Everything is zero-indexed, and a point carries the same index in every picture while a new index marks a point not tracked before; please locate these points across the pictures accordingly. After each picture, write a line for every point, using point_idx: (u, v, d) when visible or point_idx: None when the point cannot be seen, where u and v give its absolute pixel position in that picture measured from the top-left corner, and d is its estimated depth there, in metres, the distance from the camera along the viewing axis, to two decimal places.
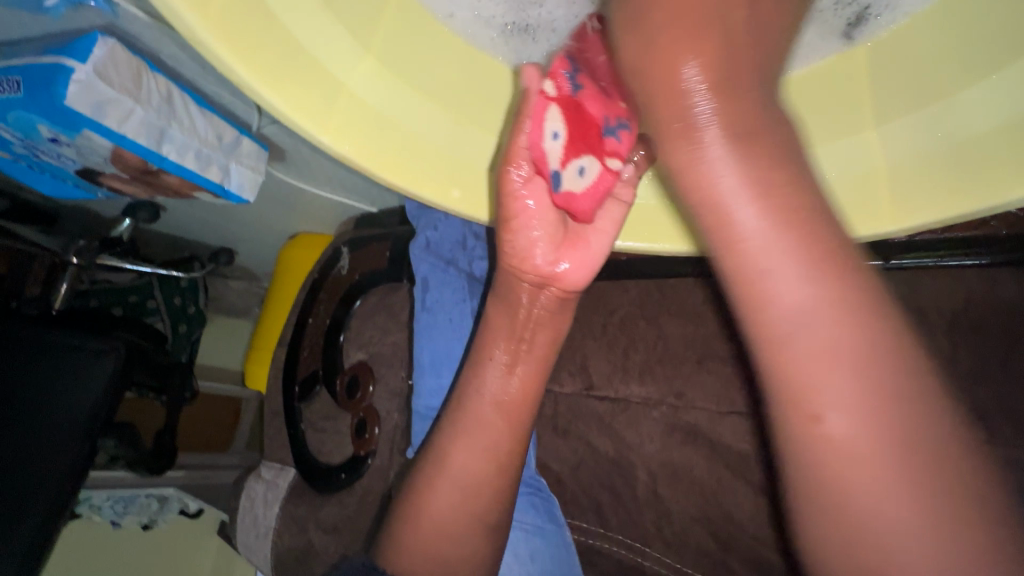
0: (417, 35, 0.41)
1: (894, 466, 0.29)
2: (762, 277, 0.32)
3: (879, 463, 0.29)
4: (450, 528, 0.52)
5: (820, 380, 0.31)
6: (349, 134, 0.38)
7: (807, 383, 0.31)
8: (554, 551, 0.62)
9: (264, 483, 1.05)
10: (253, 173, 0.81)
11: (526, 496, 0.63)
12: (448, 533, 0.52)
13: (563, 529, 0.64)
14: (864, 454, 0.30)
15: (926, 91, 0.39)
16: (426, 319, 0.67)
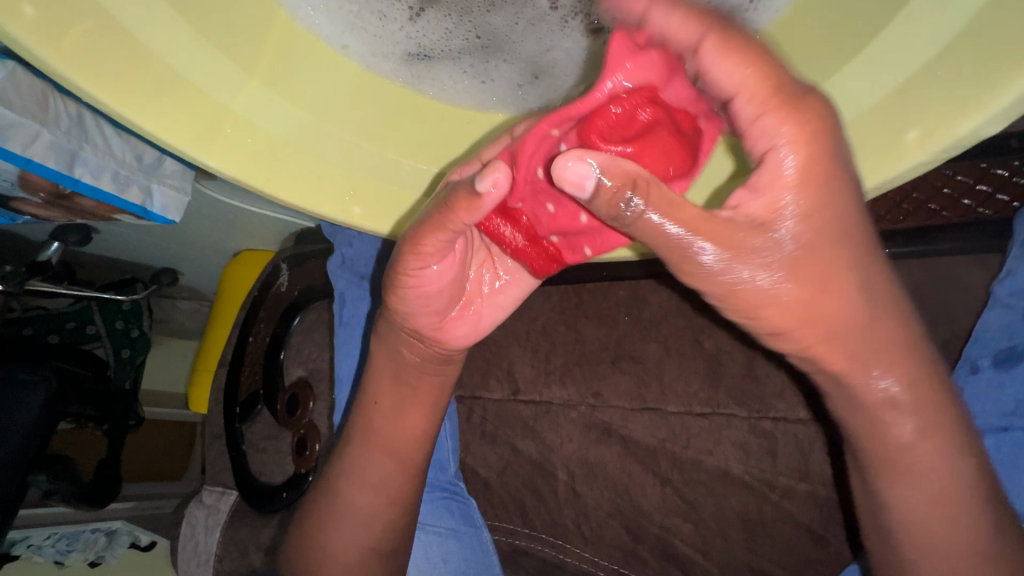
0: (294, 55, 0.41)
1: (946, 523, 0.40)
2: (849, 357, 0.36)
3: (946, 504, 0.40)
4: (362, 540, 0.53)
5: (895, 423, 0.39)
6: (237, 157, 0.39)
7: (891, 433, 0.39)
8: (469, 553, 0.62)
9: (205, 508, 1.02)
10: (177, 193, 0.80)
11: (443, 500, 0.64)
12: (362, 544, 0.53)
13: (481, 531, 0.64)
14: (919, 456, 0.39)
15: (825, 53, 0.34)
16: (345, 334, 0.68)
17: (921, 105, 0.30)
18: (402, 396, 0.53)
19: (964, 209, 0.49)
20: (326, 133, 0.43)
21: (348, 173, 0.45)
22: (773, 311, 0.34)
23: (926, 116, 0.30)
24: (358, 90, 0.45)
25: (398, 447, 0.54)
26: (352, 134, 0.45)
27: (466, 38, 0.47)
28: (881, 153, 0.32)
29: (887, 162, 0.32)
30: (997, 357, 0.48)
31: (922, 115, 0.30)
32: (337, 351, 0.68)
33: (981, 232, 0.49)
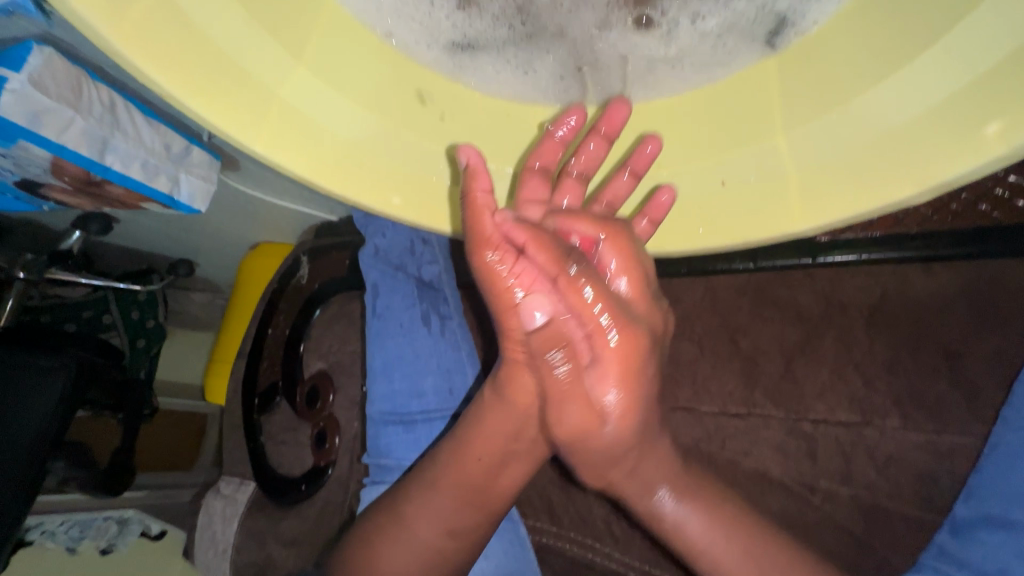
0: (339, 42, 0.41)
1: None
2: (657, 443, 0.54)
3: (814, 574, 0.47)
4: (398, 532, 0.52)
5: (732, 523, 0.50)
6: (284, 144, 0.39)
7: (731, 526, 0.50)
8: (505, 547, 0.59)
9: (223, 499, 1.01)
10: (204, 183, 0.80)
11: None
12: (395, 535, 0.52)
13: (515, 525, 0.61)
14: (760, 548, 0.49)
15: (883, 54, 0.34)
16: (378, 326, 0.67)
17: (1004, 95, 0.29)
18: None
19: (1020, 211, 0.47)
20: (370, 123, 0.43)
21: (393, 164, 0.45)
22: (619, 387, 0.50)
23: (1007, 107, 0.29)
24: (399, 76, 0.44)
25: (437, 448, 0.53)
26: (395, 124, 0.44)
27: (510, 25, 0.43)
28: (954, 147, 0.31)
29: (960, 156, 0.31)
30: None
31: (1004, 105, 0.29)
32: (370, 342, 0.67)
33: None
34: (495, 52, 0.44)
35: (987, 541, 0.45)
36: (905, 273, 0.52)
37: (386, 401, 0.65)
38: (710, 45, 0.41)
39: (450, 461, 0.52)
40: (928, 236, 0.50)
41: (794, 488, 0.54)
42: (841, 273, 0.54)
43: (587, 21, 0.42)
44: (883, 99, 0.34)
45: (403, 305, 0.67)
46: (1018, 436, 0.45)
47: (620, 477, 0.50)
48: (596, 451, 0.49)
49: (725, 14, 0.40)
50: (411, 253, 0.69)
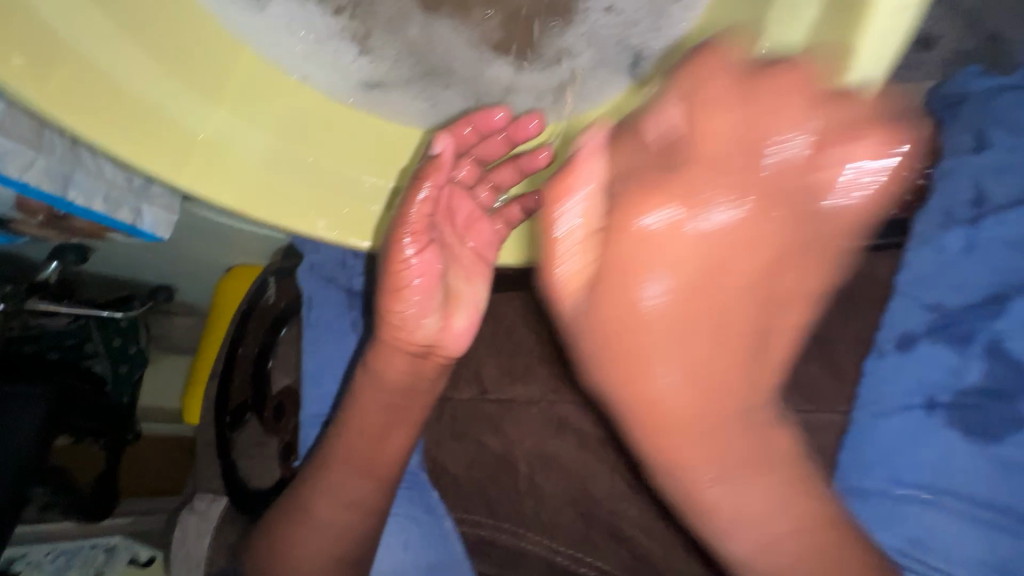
0: (255, 86, 0.46)
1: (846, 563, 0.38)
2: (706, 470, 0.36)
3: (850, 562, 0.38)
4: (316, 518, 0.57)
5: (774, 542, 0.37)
6: (205, 178, 0.44)
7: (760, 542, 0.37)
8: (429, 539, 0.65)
9: (195, 515, 1.04)
10: (166, 213, 0.86)
11: (405, 489, 0.67)
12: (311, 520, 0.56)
13: (441, 518, 0.67)
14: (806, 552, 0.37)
15: None
16: (312, 335, 0.73)
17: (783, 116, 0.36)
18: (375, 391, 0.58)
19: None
20: (284, 153, 0.48)
21: (311, 189, 0.50)
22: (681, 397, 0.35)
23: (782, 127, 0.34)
24: (315, 113, 0.49)
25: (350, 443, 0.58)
26: (313, 155, 0.50)
27: (408, 66, 0.46)
28: None
29: None
30: (897, 340, 0.56)
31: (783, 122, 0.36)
32: (308, 351, 0.73)
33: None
34: (402, 90, 0.49)
35: (869, 483, 0.54)
36: None
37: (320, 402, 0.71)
38: (586, 68, 0.46)
39: (366, 448, 0.58)
40: None
41: None
42: None
43: (466, 58, 0.46)
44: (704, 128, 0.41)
45: (338, 317, 0.72)
46: (868, 412, 0.55)
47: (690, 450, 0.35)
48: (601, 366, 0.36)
49: (593, 49, 0.45)
50: (343, 266, 0.74)
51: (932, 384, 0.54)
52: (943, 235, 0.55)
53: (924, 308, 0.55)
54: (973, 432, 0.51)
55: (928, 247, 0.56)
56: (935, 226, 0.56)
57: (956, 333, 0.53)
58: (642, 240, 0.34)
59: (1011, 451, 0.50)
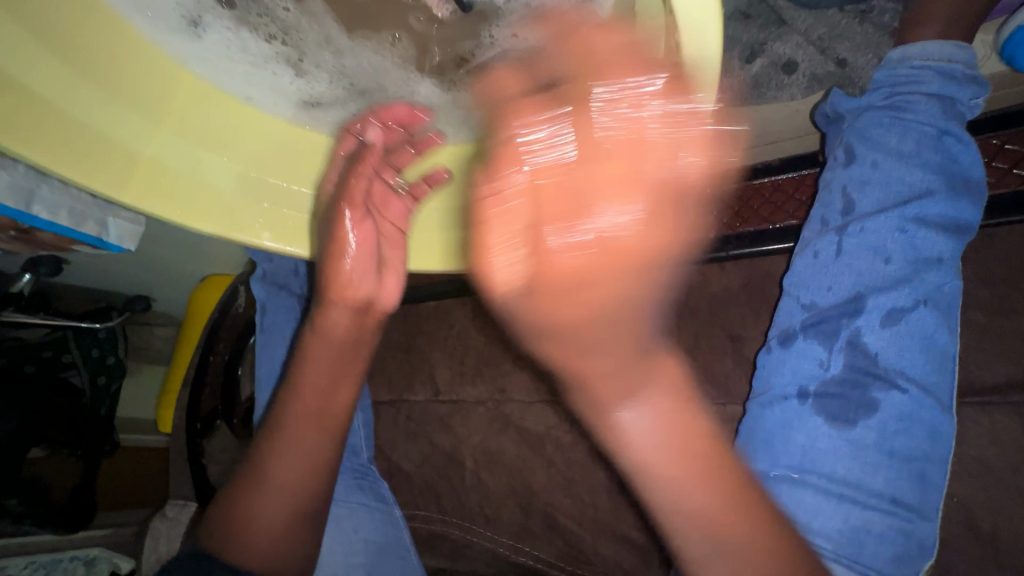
0: (198, 108, 0.49)
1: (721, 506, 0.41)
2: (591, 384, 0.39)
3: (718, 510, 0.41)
4: (292, 479, 0.57)
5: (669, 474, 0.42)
6: (153, 196, 0.47)
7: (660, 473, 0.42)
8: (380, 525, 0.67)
9: (165, 520, 1.05)
10: (133, 225, 0.89)
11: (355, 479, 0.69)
12: (289, 481, 0.57)
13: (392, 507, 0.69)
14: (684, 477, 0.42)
15: None
16: (264, 341, 0.76)
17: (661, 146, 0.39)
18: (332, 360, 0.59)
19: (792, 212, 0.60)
20: (229, 168, 0.52)
21: (257, 202, 0.54)
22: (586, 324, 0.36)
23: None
24: (257, 133, 0.53)
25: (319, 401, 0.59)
26: (256, 171, 0.53)
27: (343, 88, 0.53)
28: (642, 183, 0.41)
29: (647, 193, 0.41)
30: (781, 338, 0.52)
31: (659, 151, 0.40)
32: (260, 358, 0.76)
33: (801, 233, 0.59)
34: (341, 104, 0.55)
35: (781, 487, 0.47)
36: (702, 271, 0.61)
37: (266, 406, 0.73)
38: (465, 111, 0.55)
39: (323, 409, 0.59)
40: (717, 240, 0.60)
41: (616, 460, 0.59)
42: None
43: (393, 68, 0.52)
44: None
45: (289, 323, 0.76)
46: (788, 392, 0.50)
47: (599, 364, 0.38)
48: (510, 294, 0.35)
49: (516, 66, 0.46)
50: (295, 274, 0.77)
51: (805, 377, 0.49)
52: (874, 220, 0.47)
53: (802, 308, 0.51)
54: (837, 421, 0.46)
55: (807, 252, 0.52)
56: (816, 232, 0.51)
57: (824, 328, 0.48)
58: (536, 195, 0.35)
59: (865, 433, 0.46)
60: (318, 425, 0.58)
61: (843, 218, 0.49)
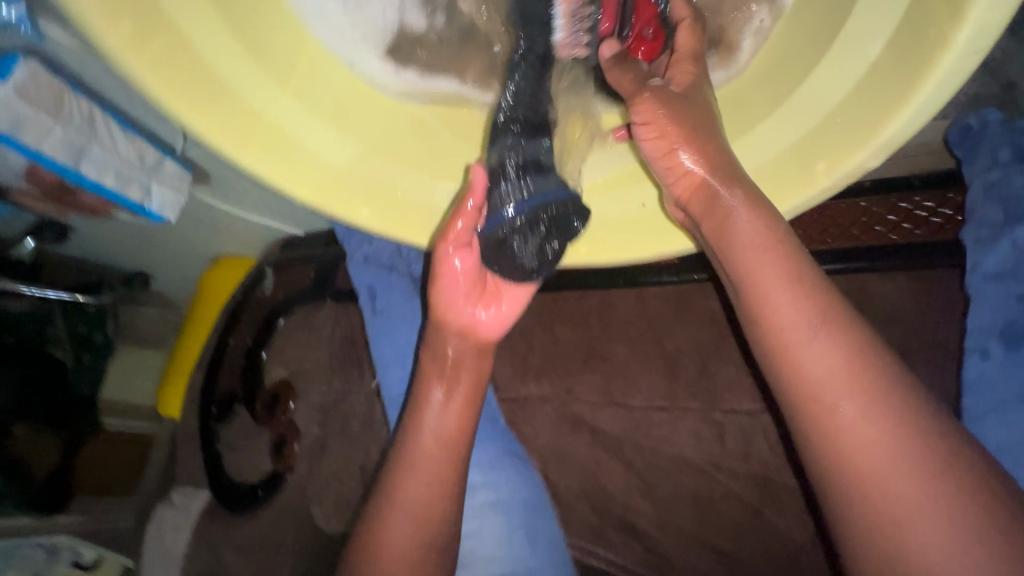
0: (325, 84, 0.48)
1: (941, 533, 0.37)
2: (839, 430, 0.41)
3: (941, 531, 0.37)
4: (406, 555, 0.52)
5: (903, 509, 0.38)
6: (270, 161, 0.44)
7: (896, 520, 0.38)
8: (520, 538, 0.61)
9: (174, 508, 1.00)
10: (175, 193, 0.83)
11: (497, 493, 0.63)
12: (406, 561, 0.52)
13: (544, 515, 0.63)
14: (931, 529, 0.37)
15: (790, 76, 0.43)
16: (381, 322, 0.76)
17: (862, 107, 0.39)
18: (448, 382, 0.58)
19: (900, 227, 0.58)
20: (350, 145, 0.48)
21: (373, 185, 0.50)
22: (828, 364, 0.42)
23: (830, 152, 0.41)
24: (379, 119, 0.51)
25: (439, 441, 0.56)
26: (379, 154, 0.50)
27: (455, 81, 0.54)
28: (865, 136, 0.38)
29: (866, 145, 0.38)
30: (1002, 337, 0.50)
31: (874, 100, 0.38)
32: (375, 339, 0.76)
33: (919, 249, 0.57)
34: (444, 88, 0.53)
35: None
36: None
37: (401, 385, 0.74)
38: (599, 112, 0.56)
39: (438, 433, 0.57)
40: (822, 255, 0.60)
41: (705, 468, 0.61)
42: None
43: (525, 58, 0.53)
44: (774, 125, 0.45)
45: (400, 298, 0.76)
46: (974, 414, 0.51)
47: (849, 412, 0.41)
48: (792, 356, 0.44)
49: None
50: (398, 255, 0.76)
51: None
52: (1015, 231, 0.50)
53: (1017, 298, 0.50)
54: None
55: (998, 244, 0.51)
56: (990, 234, 0.52)
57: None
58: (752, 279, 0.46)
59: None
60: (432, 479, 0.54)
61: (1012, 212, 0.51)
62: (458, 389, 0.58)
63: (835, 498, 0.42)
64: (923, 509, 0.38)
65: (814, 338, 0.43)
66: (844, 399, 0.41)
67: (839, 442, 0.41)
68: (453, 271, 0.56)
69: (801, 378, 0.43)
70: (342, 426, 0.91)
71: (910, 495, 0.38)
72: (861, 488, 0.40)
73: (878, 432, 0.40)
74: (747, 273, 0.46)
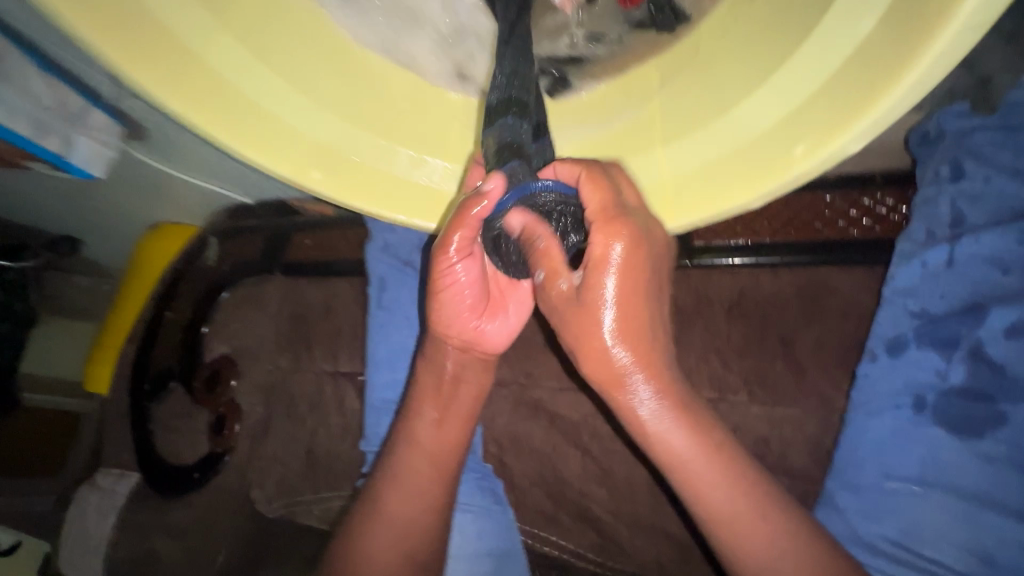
0: (298, 36, 0.38)
1: (788, 556, 0.45)
2: (696, 485, 0.48)
3: (778, 554, 0.45)
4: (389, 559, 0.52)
5: (751, 542, 0.47)
6: (215, 113, 0.33)
7: (745, 548, 0.47)
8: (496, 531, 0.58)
9: (98, 491, 0.92)
10: (105, 150, 0.71)
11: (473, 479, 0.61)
12: (402, 532, 0.52)
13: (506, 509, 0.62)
14: (763, 551, 0.46)
15: (746, 69, 0.35)
16: (382, 317, 0.61)
17: (812, 118, 0.31)
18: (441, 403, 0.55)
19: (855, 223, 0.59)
20: (316, 108, 0.39)
21: (352, 158, 0.40)
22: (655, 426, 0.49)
23: (810, 133, 0.31)
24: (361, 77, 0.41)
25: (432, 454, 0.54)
26: (362, 125, 0.41)
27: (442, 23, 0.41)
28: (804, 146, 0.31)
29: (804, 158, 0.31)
30: (887, 346, 0.53)
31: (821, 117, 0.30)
32: (375, 338, 0.61)
33: (863, 245, 0.58)
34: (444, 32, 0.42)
35: (848, 514, 0.50)
36: (757, 274, 0.62)
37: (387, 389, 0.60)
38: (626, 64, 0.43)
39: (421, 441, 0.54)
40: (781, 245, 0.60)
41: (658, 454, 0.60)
42: (711, 273, 0.63)
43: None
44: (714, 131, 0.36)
45: (410, 300, 0.60)
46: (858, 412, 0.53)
47: (690, 465, 0.48)
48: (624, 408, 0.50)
49: None
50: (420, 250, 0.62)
51: (919, 384, 0.49)
52: (927, 251, 0.51)
53: (911, 315, 0.51)
54: (963, 433, 0.47)
55: (912, 263, 0.52)
56: (922, 243, 0.52)
57: (942, 336, 0.49)
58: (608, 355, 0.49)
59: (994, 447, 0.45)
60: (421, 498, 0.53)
61: (953, 231, 0.50)
62: (451, 415, 0.55)
63: (710, 530, 0.49)
64: (759, 529, 0.47)
65: (644, 404, 0.49)
66: (678, 458, 0.49)
67: (699, 494, 0.48)
68: (457, 283, 0.50)
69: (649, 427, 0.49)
70: (289, 407, 0.85)
71: (735, 513, 0.48)
72: (710, 523, 0.48)
73: (723, 491, 0.48)
74: (581, 346, 0.50)
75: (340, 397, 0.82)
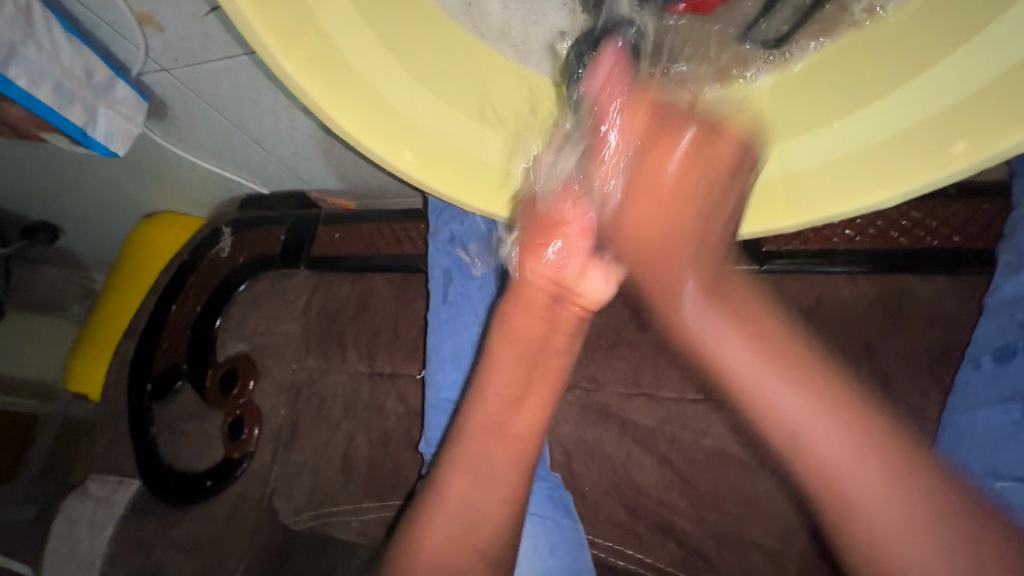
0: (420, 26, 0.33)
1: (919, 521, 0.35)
2: (796, 430, 0.39)
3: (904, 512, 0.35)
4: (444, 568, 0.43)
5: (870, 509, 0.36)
6: (312, 69, 0.28)
7: (863, 511, 0.36)
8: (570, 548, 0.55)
9: (93, 501, 0.84)
10: (129, 126, 0.64)
11: (543, 487, 0.58)
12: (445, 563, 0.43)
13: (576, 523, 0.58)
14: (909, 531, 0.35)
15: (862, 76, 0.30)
16: (448, 313, 0.58)
17: (961, 128, 0.27)
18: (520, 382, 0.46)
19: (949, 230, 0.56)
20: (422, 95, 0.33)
21: (447, 145, 0.35)
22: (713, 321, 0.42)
23: (913, 162, 0.29)
24: (460, 55, 0.34)
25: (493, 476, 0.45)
26: (455, 109, 0.35)
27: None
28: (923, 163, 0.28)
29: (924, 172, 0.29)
30: (995, 352, 0.45)
31: (967, 126, 0.27)
32: (436, 328, 0.59)
33: (947, 255, 0.56)
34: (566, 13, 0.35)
35: None
36: (835, 280, 0.60)
37: (452, 388, 0.57)
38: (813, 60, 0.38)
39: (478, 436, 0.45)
40: (871, 255, 0.58)
41: (746, 460, 0.58)
42: (786, 279, 0.61)
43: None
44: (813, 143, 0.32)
45: (479, 298, 0.58)
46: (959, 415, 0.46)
47: (760, 373, 0.40)
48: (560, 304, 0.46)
49: None
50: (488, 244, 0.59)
51: None
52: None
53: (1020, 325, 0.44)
54: None
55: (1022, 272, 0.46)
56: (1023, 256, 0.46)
57: None
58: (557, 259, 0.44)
59: None
60: (479, 521, 0.44)
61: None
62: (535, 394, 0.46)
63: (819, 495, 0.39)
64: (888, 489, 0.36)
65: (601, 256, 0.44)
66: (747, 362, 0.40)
67: (799, 436, 0.38)
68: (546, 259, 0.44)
69: (768, 409, 0.40)
70: (320, 410, 0.80)
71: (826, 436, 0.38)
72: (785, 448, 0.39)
73: (821, 431, 0.38)
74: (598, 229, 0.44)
75: (379, 400, 0.77)
